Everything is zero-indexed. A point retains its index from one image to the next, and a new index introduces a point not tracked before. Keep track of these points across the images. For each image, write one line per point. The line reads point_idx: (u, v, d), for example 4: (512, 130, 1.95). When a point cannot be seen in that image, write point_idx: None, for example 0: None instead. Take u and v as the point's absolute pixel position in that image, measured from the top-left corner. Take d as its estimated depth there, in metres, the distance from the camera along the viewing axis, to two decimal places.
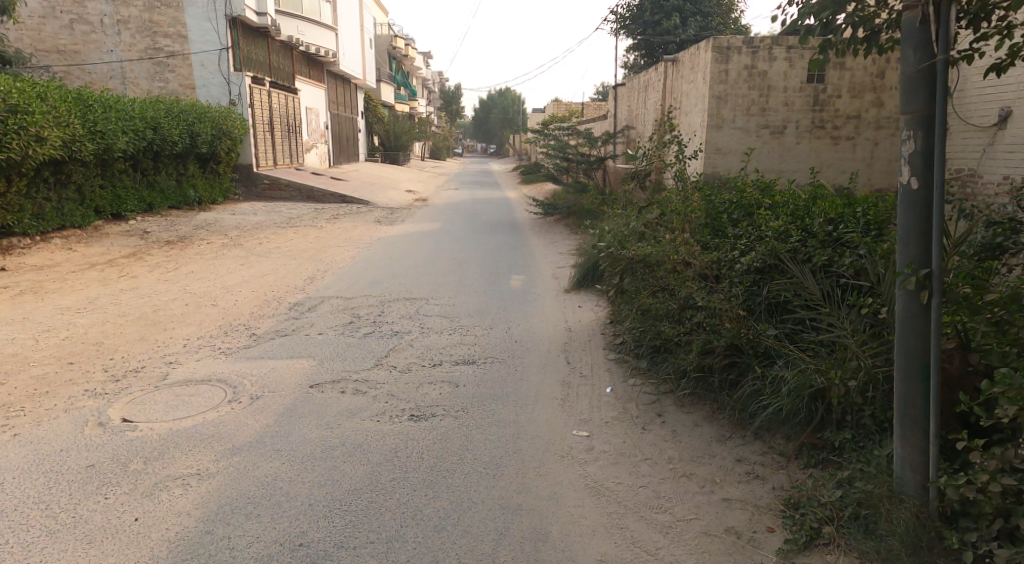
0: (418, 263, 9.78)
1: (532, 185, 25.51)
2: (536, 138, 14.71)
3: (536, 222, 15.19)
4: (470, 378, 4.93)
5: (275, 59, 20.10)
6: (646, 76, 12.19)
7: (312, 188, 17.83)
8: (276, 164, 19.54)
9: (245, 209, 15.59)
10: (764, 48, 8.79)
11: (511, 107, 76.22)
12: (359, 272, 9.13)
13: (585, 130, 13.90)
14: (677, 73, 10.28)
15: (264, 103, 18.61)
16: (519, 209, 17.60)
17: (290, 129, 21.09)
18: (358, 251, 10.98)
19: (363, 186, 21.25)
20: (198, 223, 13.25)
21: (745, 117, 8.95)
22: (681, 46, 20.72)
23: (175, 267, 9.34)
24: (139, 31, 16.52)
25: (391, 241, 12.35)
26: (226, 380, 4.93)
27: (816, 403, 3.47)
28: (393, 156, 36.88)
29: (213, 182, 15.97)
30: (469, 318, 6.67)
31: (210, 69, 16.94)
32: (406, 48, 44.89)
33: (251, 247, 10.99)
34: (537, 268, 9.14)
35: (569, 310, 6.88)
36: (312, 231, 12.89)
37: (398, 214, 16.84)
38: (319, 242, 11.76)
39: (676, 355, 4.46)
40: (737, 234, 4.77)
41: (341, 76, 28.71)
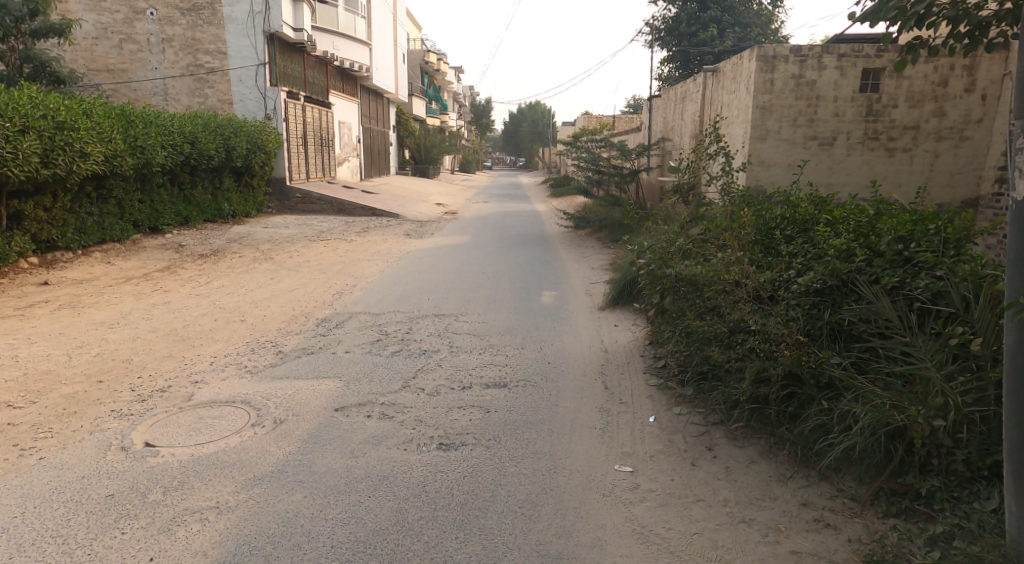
0: (447, 277, 9.57)
1: (564, 197, 25.27)
2: (568, 151, 14.41)
3: (569, 235, 14.92)
4: (501, 403, 4.66)
5: (310, 74, 20.22)
6: (684, 87, 11.86)
7: (343, 201, 17.78)
8: (309, 177, 19.60)
9: (278, 222, 15.60)
10: (813, 57, 8.44)
11: (541, 120, 76.36)
12: (388, 287, 8.95)
13: (618, 142, 13.58)
14: (719, 82, 9.96)
15: (298, 117, 18.72)
16: (550, 223, 17.36)
17: (324, 143, 21.19)
18: (388, 265, 10.82)
19: (394, 199, 21.23)
20: (232, 236, 13.22)
21: (791, 128, 8.61)
22: (718, 58, 20.36)
23: (207, 281, 9.22)
24: (181, 49, 16.62)
25: (421, 254, 12.17)
26: (250, 401, 4.71)
27: (895, 442, 3.22)
28: (423, 169, 36.98)
29: (247, 196, 16.01)
30: (500, 337, 6.40)
31: (248, 85, 16.90)
32: (439, 63, 45.18)
33: (282, 261, 10.88)
34: (570, 284, 8.84)
35: (604, 328, 6.58)
36: (343, 245, 12.77)
37: (429, 228, 16.71)
38: (349, 256, 11.62)
39: (726, 384, 4.13)
40: (793, 252, 4.46)
41: (374, 90, 28.92)
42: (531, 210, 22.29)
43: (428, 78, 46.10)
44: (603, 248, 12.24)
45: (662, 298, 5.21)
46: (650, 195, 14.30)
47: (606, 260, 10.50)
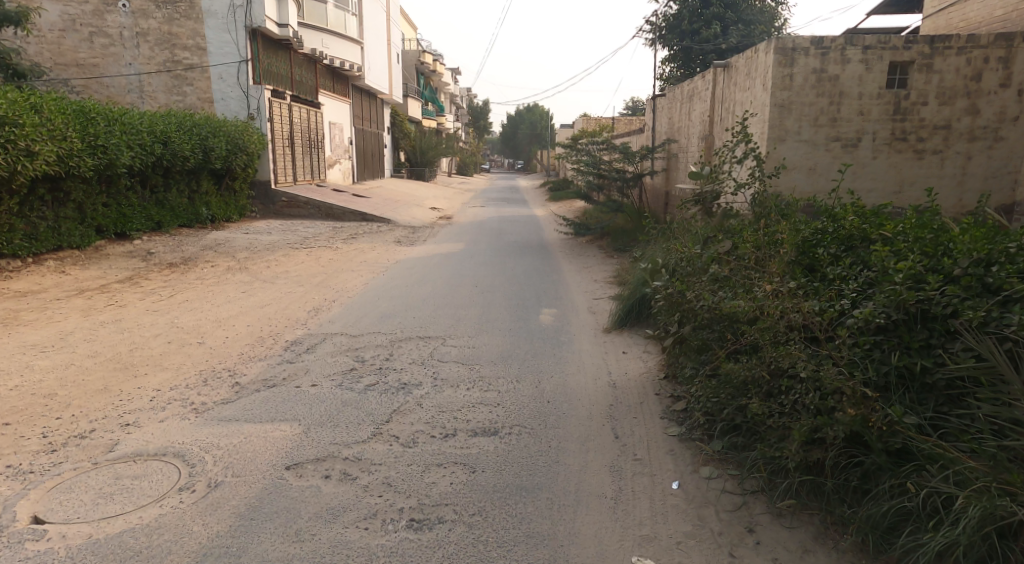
0: (436, 291, 8.73)
1: (562, 201, 24.48)
2: (566, 153, 13.59)
3: (567, 242, 14.14)
4: (491, 459, 3.83)
5: (298, 72, 19.39)
6: (691, 85, 11.05)
7: (330, 205, 16.98)
8: (296, 180, 18.77)
9: (261, 228, 14.80)
10: (836, 49, 7.65)
11: (540, 123, 75.65)
12: (370, 303, 8.11)
13: (620, 143, 12.83)
14: (731, 80, 9.16)
15: (284, 117, 17.88)
16: (548, 228, 16.57)
17: (312, 145, 20.37)
18: (372, 276, 9.96)
19: (385, 203, 20.38)
20: (207, 242, 12.40)
21: (812, 128, 7.78)
22: (723, 57, 19.63)
23: (169, 295, 8.40)
24: (157, 44, 15.73)
25: (409, 264, 11.33)
26: (185, 454, 3.89)
27: (1007, 539, 2.43)
28: (419, 171, 36.14)
29: (228, 200, 15.19)
30: (491, 367, 5.59)
31: (229, 83, 16.17)
32: (435, 65, 44.43)
33: (257, 271, 10.07)
34: (572, 301, 8.00)
35: (612, 357, 5.75)
36: (326, 253, 11.93)
37: (420, 234, 15.89)
38: (331, 265, 10.80)
39: (765, 443, 3.30)
40: (843, 275, 3.63)
41: (367, 91, 28.11)
42: (528, 214, 21.47)
43: (424, 79, 45.28)
44: (604, 258, 11.44)
45: (681, 326, 4.41)
46: (655, 199, 13.51)
47: (610, 273, 9.68)
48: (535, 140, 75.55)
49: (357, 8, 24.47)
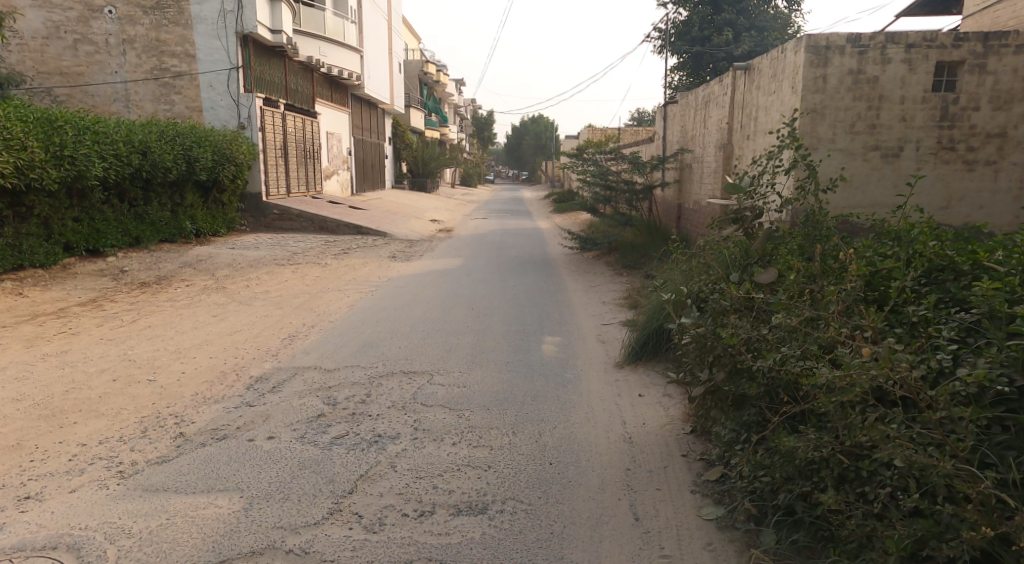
0: (428, 314, 7.88)
1: (567, 213, 23.69)
2: (571, 163, 12.81)
3: (572, 257, 13.31)
4: (475, 555, 2.98)
5: (293, 80, 18.68)
6: (706, 90, 10.25)
7: (324, 218, 16.21)
8: (290, 192, 17.97)
9: (249, 242, 14.00)
10: (874, 48, 6.87)
11: (544, 133, 74.97)
12: (353, 329, 7.28)
13: (630, 153, 12.05)
14: (753, 82, 8.34)
15: (277, 127, 17.13)
16: (553, 242, 15.74)
17: (308, 155, 19.61)
18: (360, 296, 9.13)
19: (383, 215, 19.61)
20: (188, 259, 11.60)
21: (847, 135, 6.99)
22: (734, 64, 18.87)
23: (132, 320, 7.57)
24: (144, 51, 15.01)
25: (402, 282, 10.49)
26: (81, 546, 3.06)
27: None
28: (421, 183, 35.40)
29: (215, 213, 14.42)
30: (483, 412, 4.73)
31: (219, 91, 15.38)
32: (438, 75, 43.83)
33: (235, 291, 9.25)
34: (579, 327, 7.13)
35: (627, 400, 4.89)
36: (314, 270, 11.10)
37: (418, 248, 15.08)
38: (317, 284, 9.96)
39: (844, 546, 2.51)
40: (936, 320, 2.78)
41: (367, 101, 27.42)
42: (532, 227, 20.65)
43: (427, 89, 44.66)
44: (612, 275, 10.59)
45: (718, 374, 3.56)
46: (666, 212, 12.70)
47: (621, 294, 8.84)
48: (540, 150, 74.97)
49: (356, 16, 23.81)
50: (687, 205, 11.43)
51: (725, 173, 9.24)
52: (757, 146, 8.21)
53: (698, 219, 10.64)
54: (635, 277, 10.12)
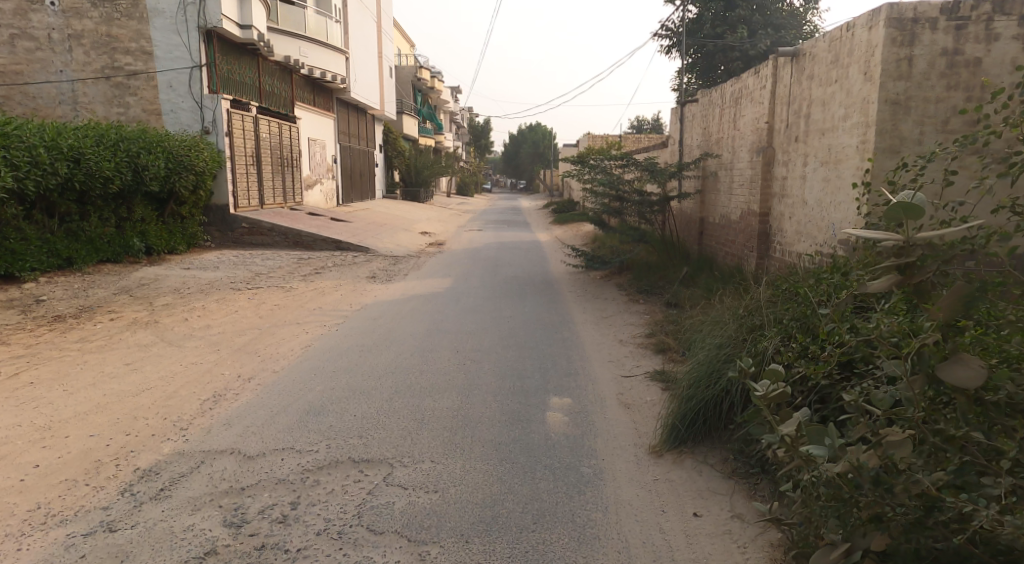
0: (402, 359, 6.20)
1: (568, 224, 22.05)
2: (574, 171, 11.20)
3: (578, 277, 11.66)
4: None
5: (269, 81, 17.07)
6: (736, 85, 8.62)
7: (299, 232, 14.55)
8: (264, 204, 16.27)
9: (209, 262, 12.35)
10: (976, 21, 5.21)
11: (544, 141, 73.25)
12: (302, 383, 5.60)
13: (647, 159, 10.47)
14: (804, 71, 6.67)
15: (249, 131, 15.46)
16: (554, 258, 14.09)
17: (286, 164, 17.98)
18: (321, 332, 7.42)
19: (368, 227, 17.96)
20: (128, 283, 9.91)
21: (938, 135, 5.34)
22: (751, 63, 17.33)
23: (13, 371, 5.85)
24: (94, 48, 13.39)
25: (380, 310, 8.78)
26: None
27: None
28: (414, 192, 33.75)
29: (172, 228, 12.84)
30: (460, 552, 3.09)
31: (180, 91, 13.79)
32: (433, 81, 42.25)
33: (166, 327, 7.56)
34: (596, 382, 5.47)
35: (677, 528, 3.26)
36: (275, 297, 9.43)
37: (403, 266, 13.43)
38: (274, 315, 8.26)
39: None
40: None
41: (355, 106, 25.82)
42: (531, 239, 18.99)
43: (422, 95, 43.06)
44: (625, 303, 8.96)
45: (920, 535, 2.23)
46: (686, 226, 11.09)
47: (640, 332, 7.17)
48: (538, 159, 73.42)
49: (341, 15, 22.23)
50: (711, 219, 9.81)
51: (765, 183, 7.60)
52: (808, 150, 6.58)
53: (727, 237, 9.00)
54: (654, 306, 8.48)
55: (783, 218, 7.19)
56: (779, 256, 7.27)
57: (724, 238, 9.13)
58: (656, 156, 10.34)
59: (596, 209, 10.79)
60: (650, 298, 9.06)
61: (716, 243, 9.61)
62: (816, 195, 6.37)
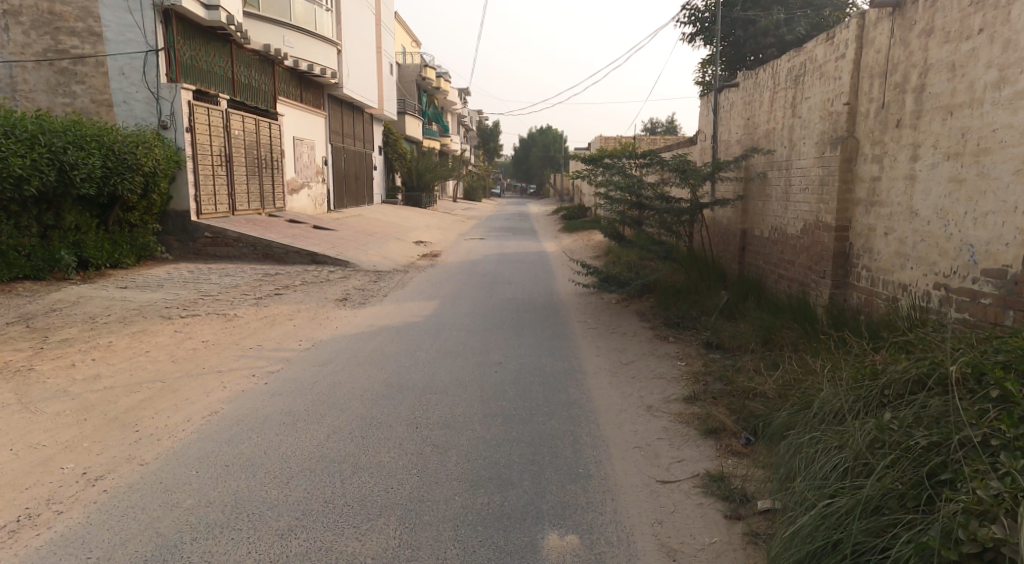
0: (331, 443, 4.28)
1: (579, 233, 20.16)
2: (586, 172, 9.30)
3: (589, 299, 9.73)
4: None
5: (243, 73, 15.16)
6: (797, 61, 6.67)
7: (269, 242, 12.70)
8: (235, 210, 14.41)
9: (157, 277, 10.51)
10: None
11: (555, 146, 71.31)
12: (166, 492, 3.64)
13: (675, 157, 8.57)
14: (915, 26, 4.71)
15: (219, 129, 13.62)
16: (562, 274, 12.17)
17: (266, 166, 16.16)
18: (238, 390, 5.45)
19: (354, 236, 16.12)
20: (38, 308, 8.03)
21: None
22: (786, 51, 15.37)
23: None
24: (35, 27, 11.55)
25: (335, 349, 6.88)
26: None
27: None
28: (415, 197, 31.86)
29: (117, 238, 10.98)
30: None
31: (133, 79, 11.94)
32: (440, 81, 40.43)
33: (42, 375, 5.66)
34: (615, 498, 3.55)
35: None
36: (210, 327, 7.54)
37: (385, 283, 11.54)
38: (196, 357, 6.36)
39: None
40: None
41: (350, 104, 24.02)
42: (537, 250, 17.12)
43: (426, 96, 41.20)
44: (650, 339, 7.03)
45: None
46: (722, 240, 9.16)
47: (676, 392, 5.21)
48: (549, 163, 71.41)
49: (333, 3, 20.35)
50: (758, 232, 7.87)
51: (844, 186, 5.64)
52: (921, 137, 4.59)
53: (782, 256, 7.07)
54: (690, 348, 6.52)
55: (874, 232, 5.23)
56: (868, 284, 5.32)
57: (778, 257, 7.18)
58: (686, 154, 8.48)
59: (613, 219, 8.87)
60: (682, 333, 7.10)
61: (765, 263, 7.67)
62: (936, 203, 4.40)
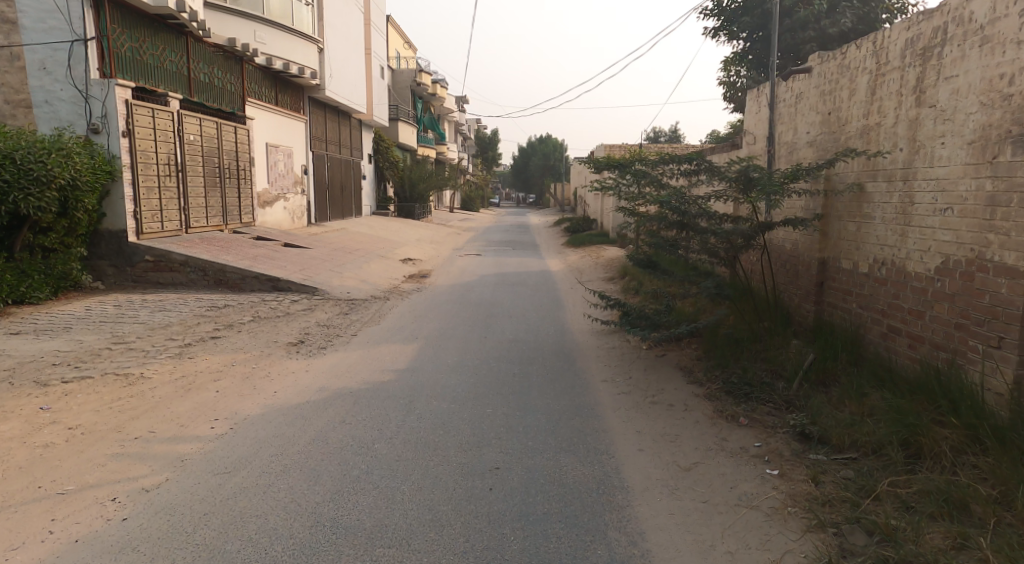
0: None
1: (587, 249, 18.16)
2: (610, 179, 7.32)
3: (610, 342, 7.71)
4: None
5: (203, 70, 13.17)
6: (932, 28, 4.72)
7: (224, 266, 10.68)
8: (191, 227, 12.36)
9: (71, 315, 8.47)
10: None
11: (555, 154, 69.39)
12: None
13: (733, 161, 6.59)
14: None
15: (172, 136, 11.67)
16: (571, 303, 10.17)
17: (234, 176, 14.17)
18: (64, 545, 3.36)
19: (333, 256, 14.14)
20: None
21: None
22: (827, 42, 13.41)
23: None
24: None
25: (259, 436, 4.81)
26: None
27: None
28: (408, 208, 29.77)
29: (27, 267, 8.91)
30: None
31: (56, 75, 9.90)
32: (436, 86, 38.46)
33: None
34: None
35: None
36: (95, 399, 5.46)
37: (359, 317, 9.56)
38: (45, 462, 4.30)
39: None
40: None
41: (336, 108, 22.06)
42: (540, 269, 15.11)
43: (422, 102, 39.22)
44: (714, 422, 4.99)
45: None
46: (786, 268, 7.13)
47: (799, 557, 3.21)
48: (548, 171, 69.58)
49: None
50: (848, 264, 5.88)
51: None
52: None
53: (897, 301, 5.09)
54: (785, 444, 4.52)
55: None
56: None
57: (889, 302, 5.20)
58: (746, 158, 6.48)
59: (653, 241, 6.92)
60: (758, 412, 5.07)
61: (862, 306, 5.68)
62: None
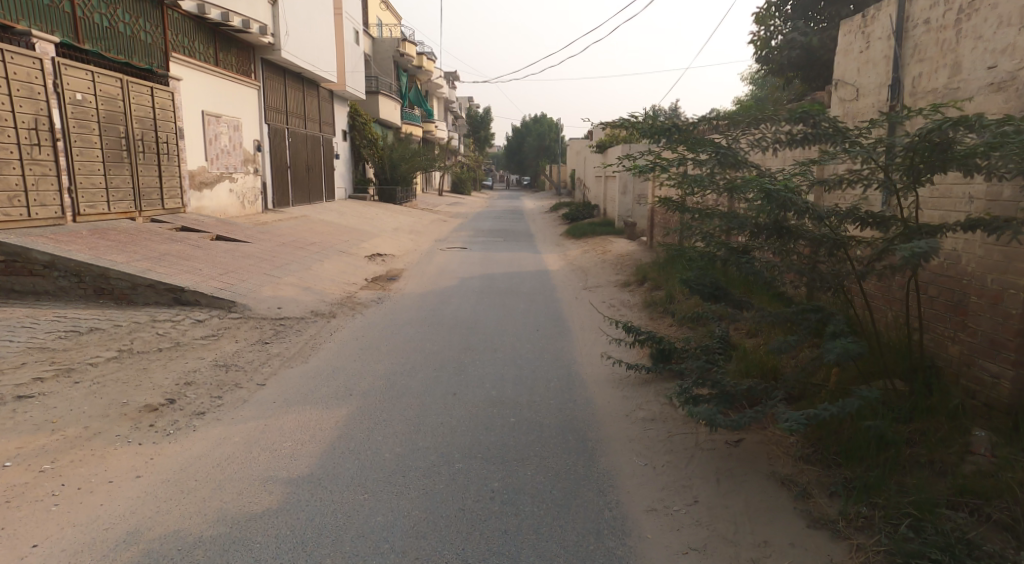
0: None
1: (590, 241, 15.48)
2: (653, 153, 4.64)
3: (640, 405, 5.01)
4: None
5: (97, 10, 10.22)
6: None
7: (106, 268, 7.82)
8: (79, 214, 9.54)
9: None
10: None
11: (550, 135, 66.53)
12: None
13: (868, 125, 3.89)
14: None
15: (39, 93, 8.81)
16: (580, 327, 7.46)
17: (150, 151, 11.35)
18: None
19: (277, 252, 11.38)
20: None
21: None
22: None
23: None
24: None
25: None
26: None
27: None
28: (390, 191, 26.90)
29: None
30: None
31: None
32: (422, 58, 35.37)
33: None
34: None
35: None
36: None
37: (282, 347, 6.83)
38: None
39: None
40: None
41: (299, 75, 19.11)
42: (533, 267, 12.47)
43: (407, 76, 36.19)
44: None
45: None
46: (943, 296, 4.38)
47: None
48: (542, 152, 66.67)
49: None
50: None
51: None
52: None
53: None
54: None
55: None
56: None
57: None
58: (917, 109, 3.59)
59: (728, 255, 4.27)
60: None
61: None
62: None
